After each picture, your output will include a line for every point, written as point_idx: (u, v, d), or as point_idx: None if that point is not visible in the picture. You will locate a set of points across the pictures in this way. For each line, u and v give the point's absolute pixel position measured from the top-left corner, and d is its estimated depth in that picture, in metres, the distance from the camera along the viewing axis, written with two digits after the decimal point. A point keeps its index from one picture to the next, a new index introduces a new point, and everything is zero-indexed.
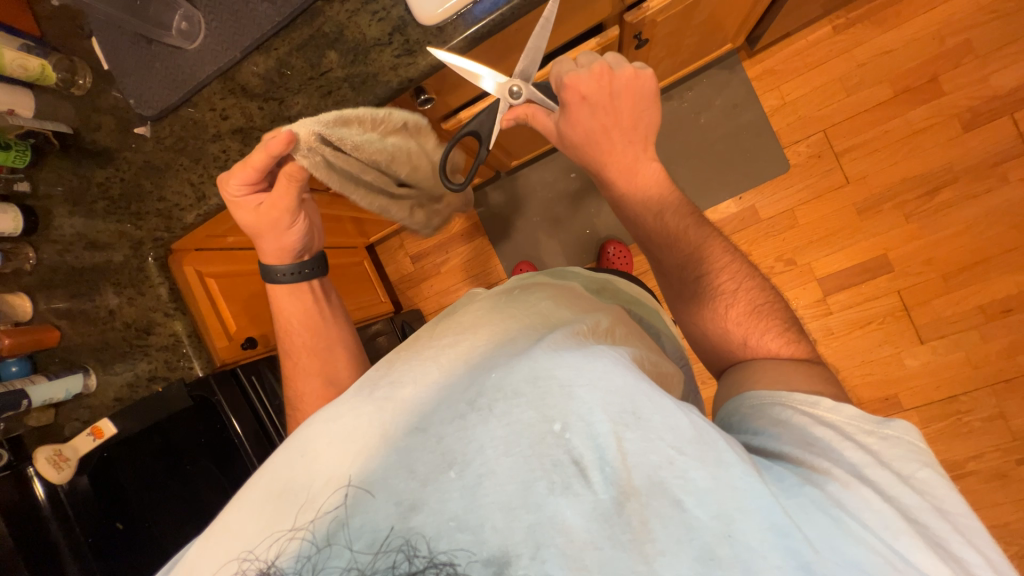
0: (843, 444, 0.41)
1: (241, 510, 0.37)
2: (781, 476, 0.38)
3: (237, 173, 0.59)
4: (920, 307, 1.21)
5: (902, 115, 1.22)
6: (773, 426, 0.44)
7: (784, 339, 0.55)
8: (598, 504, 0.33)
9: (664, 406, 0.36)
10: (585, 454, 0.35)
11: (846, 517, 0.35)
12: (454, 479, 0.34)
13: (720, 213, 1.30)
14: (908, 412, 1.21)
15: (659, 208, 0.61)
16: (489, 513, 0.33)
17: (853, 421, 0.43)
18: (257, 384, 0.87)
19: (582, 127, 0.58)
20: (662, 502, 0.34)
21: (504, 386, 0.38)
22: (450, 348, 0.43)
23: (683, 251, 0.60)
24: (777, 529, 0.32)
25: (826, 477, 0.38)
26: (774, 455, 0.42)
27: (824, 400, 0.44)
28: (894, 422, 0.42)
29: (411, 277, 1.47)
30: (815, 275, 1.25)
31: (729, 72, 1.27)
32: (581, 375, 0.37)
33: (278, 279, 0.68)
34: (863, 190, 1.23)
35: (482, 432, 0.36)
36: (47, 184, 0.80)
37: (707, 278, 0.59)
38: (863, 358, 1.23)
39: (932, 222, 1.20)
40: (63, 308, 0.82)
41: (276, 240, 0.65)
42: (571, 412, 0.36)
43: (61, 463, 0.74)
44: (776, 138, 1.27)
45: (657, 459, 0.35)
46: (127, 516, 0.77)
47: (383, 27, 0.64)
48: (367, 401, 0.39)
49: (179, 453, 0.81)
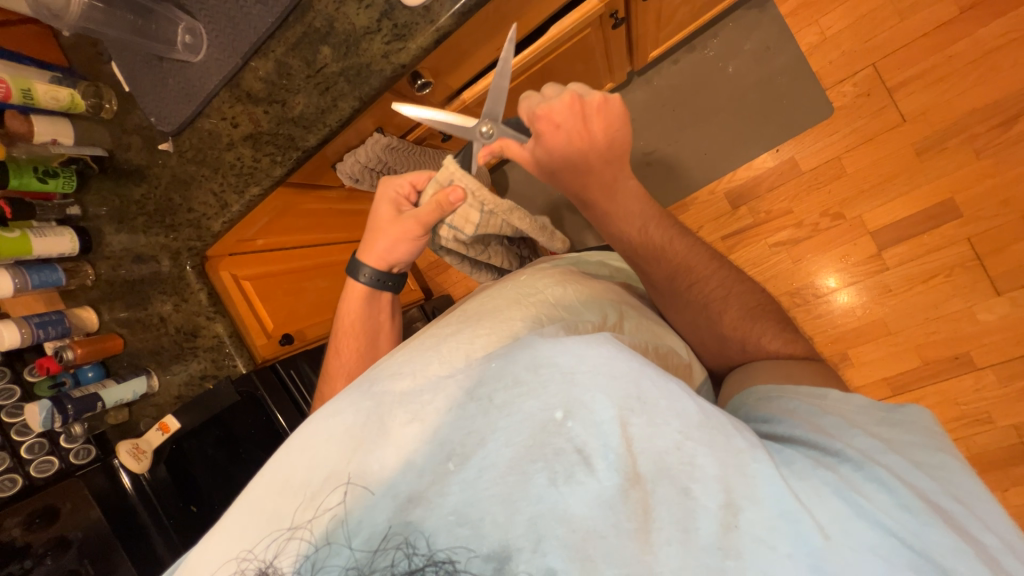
0: (854, 429, 0.38)
1: (242, 510, 0.38)
2: (790, 458, 0.36)
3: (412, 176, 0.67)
4: (995, 255, 1.07)
5: (971, 34, 1.05)
6: (782, 413, 0.42)
7: (783, 339, 0.55)
8: (602, 492, 0.33)
9: (669, 390, 0.36)
10: (588, 441, 0.34)
11: (861, 500, 0.33)
12: (454, 471, 0.34)
13: (755, 169, 1.20)
14: (983, 371, 1.09)
15: (642, 221, 0.59)
16: (489, 507, 0.33)
17: (863, 409, 0.41)
18: (296, 377, 0.93)
19: (559, 156, 0.56)
20: (668, 489, 0.33)
21: (504, 376, 0.37)
22: (448, 338, 0.43)
23: (670, 263, 0.58)
24: (786, 516, 0.31)
25: (840, 459, 0.36)
26: (785, 439, 0.40)
27: (832, 391, 0.43)
28: (908, 408, 0.40)
29: (439, 264, 1.49)
30: (867, 228, 1.14)
31: (758, 12, 1.16)
32: (582, 360, 0.36)
33: (359, 276, 0.68)
34: (923, 127, 1.09)
35: (482, 423, 0.36)
36: (93, 205, 0.87)
37: (695, 286, 0.58)
38: (928, 314, 1.11)
39: (1010, 155, 1.05)
40: (123, 317, 0.91)
41: (380, 244, 0.66)
42: (573, 398, 0.35)
43: (139, 454, 0.82)
44: (817, 80, 1.15)
45: (663, 444, 0.34)
46: (199, 500, 0.84)
47: (371, 14, 0.63)
48: (364, 396, 0.40)
49: (236, 445, 0.86)
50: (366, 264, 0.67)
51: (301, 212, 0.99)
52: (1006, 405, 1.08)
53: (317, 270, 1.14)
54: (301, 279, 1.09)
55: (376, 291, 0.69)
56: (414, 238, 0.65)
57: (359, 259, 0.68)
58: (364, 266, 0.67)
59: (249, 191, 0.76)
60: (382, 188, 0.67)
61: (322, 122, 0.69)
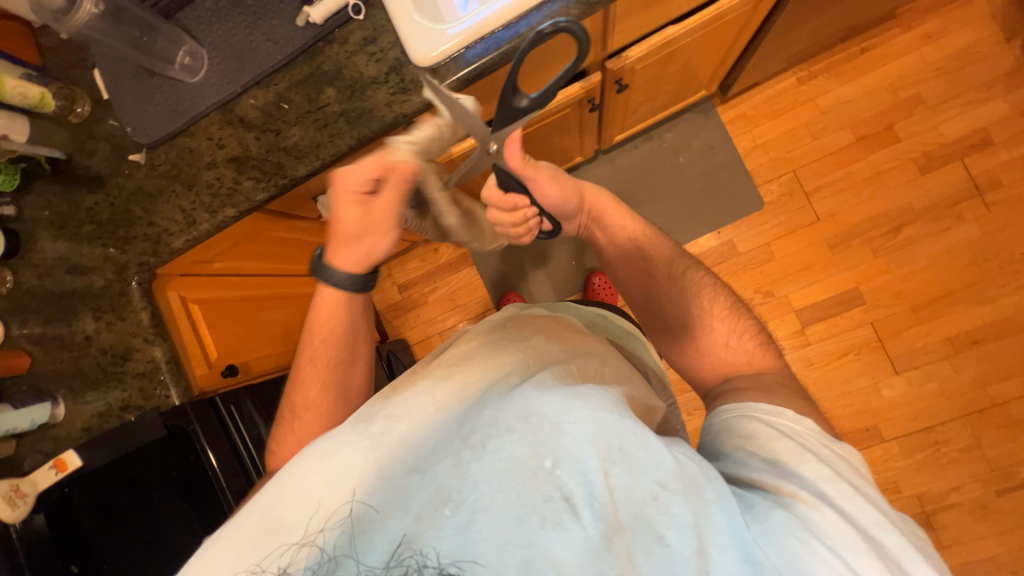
0: (807, 459, 0.45)
1: (233, 537, 0.40)
2: (751, 502, 0.42)
3: (360, 165, 0.57)
4: (893, 339, 1.25)
5: (864, 158, 1.31)
6: (743, 442, 0.49)
7: (756, 342, 0.62)
8: (587, 539, 0.37)
9: (649, 443, 0.40)
10: (574, 490, 0.38)
11: (809, 538, 0.39)
12: (449, 516, 0.37)
13: (700, 246, 1.35)
14: (889, 443, 1.23)
15: (636, 237, 0.73)
16: (484, 549, 0.36)
17: (811, 432, 0.48)
18: (235, 414, 0.84)
19: (555, 198, 0.69)
20: (646, 537, 0.37)
21: (497, 424, 0.41)
22: (443, 381, 0.46)
23: (658, 271, 0.70)
24: (749, 560, 0.37)
25: (793, 498, 0.42)
26: (746, 482, 0.45)
27: (787, 411, 0.50)
28: (842, 443, 0.48)
29: (397, 307, 1.47)
30: (792, 306, 1.30)
31: (704, 116, 1.36)
32: (570, 412, 0.41)
33: (335, 282, 0.63)
34: (833, 227, 1.30)
35: (475, 469, 0.39)
36: (33, 208, 0.80)
37: (688, 294, 0.67)
38: (844, 388, 1.26)
39: (898, 257, 1.27)
40: (37, 333, 0.79)
41: (356, 243, 0.61)
42: (561, 448, 0.39)
43: (16, 499, 0.69)
44: (751, 178, 1.34)
45: (641, 495, 0.38)
46: (81, 558, 0.72)
47: (380, 67, 0.69)
48: (362, 434, 0.42)
49: (147, 490, 0.76)
50: (342, 267, 0.62)
51: (267, 239, 0.97)
52: (909, 475, 1.21)
53: (271, 301, 1.10)
54: (253, 308, 1.04)
55: (352, 292, 0.64)
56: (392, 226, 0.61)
57: (328, 263, 0.62)
58: (336, 270, 0.62)
59: (224, 213, 0.74)
60: (340, 181, 0.58)
61: (315, 155, 0.71)
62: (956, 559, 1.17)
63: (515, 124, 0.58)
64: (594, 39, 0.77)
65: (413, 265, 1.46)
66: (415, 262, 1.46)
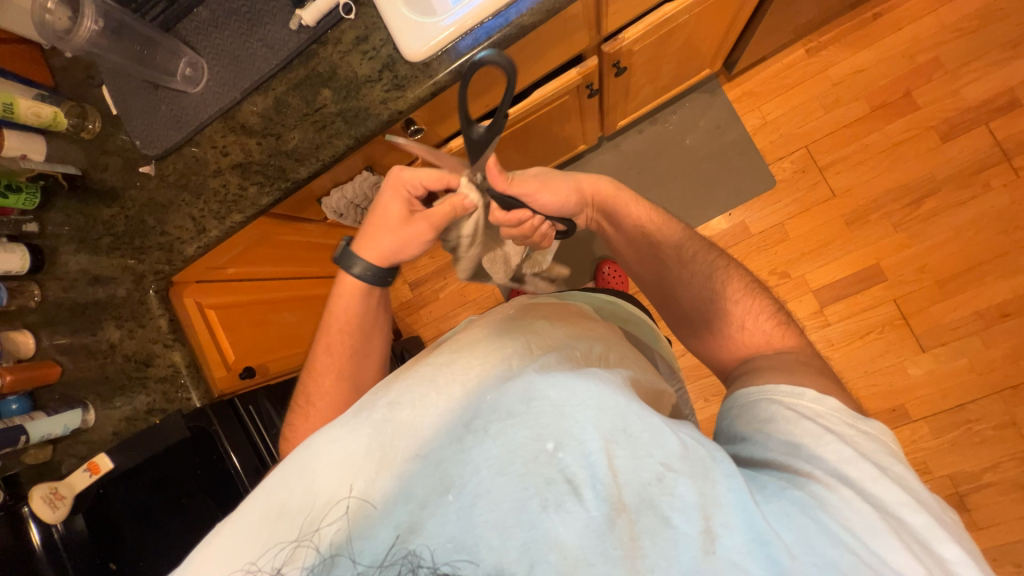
0: (826, 440, 0.44)
1: (239, 529, 0.41)
2: (763, 483, 0.41)
3: (424, 174, 0.61)
4: (918, 316, 1.21)
5: (881, 128, 1.25)
6: (762, 427, 0.47)
7: (776, 321, 0.60)
8: (590, 521, 0.36)
9: (653, 425, 0.40)
10: (577, 472, 0.38)
11: (826, 517, 0.38)
12: (452, 501, 0.38)
13: (712, 229, 1.32)
14: (917, 423, 1.19)
15: (647, 224, 0.71)
16: (485, 532, 0.36)
17: (834, 413, 0.46)
18: (255, 413, 0.88)
19: (561, 192, 0.69)
20: (652, 518, 0.37)
21: (499, 409, 0.41)
22: (447, 368, 0.47)
23: (669, 249, 0.69)
24: (760, 541, 0.36)
25: (809, 479, 0.41)
26: (762, 463, 0.45)
27: (809, 391, 0.48)
28: (871, 422, 0.46)
29: (410, 304, 1.49)
30: (810, 287, 1.26)
31: (710, 95, 1.32)
32: (572, 396, 0.40)
33: (354, 271, 0.66)
34: (850, 202, 1.26)
35: (478, 453, 0.39)
36: (54, 224, 0.83)
37: (704, 276, 0.65)
38: (867, 368, 1.22)
39: (921, 230, 1.22)
40: (65, 344, 0.82)
41: (387, 242, 0.64)
42: (563, 431, 0.39)
43: (57, 501, 0.72)
44: (761, 156, 1.31)
45: (647, 476, 0.38)
46: (122, 557, 0.73)
47: (373, 65, 0.69)
48: (365, 422, 0.43)
49: (178, 488, 0.78)
50: (363, 258, 0.65)
51: (276, 243, 1.00)
52: (939, 455, 1.17)
53: (284, 303, 1.13)
54: (268, 310, 1.07)
55: (370, 284, 0.67)
56: (428, 239, 0.64)
57: (353, 251, 0.65)
58: (357, 259, 0.65)
59: (231, 219, 0.76)
60: (393, 182, 0.63)
61: (314, 156, 0.72)
62: (990, 541, 1.14)
63: (487, 153, 0.55)
64: (588, 22, 0.76)
65: (423, 262, 1.47)
66: (425, 259, 1.47)
